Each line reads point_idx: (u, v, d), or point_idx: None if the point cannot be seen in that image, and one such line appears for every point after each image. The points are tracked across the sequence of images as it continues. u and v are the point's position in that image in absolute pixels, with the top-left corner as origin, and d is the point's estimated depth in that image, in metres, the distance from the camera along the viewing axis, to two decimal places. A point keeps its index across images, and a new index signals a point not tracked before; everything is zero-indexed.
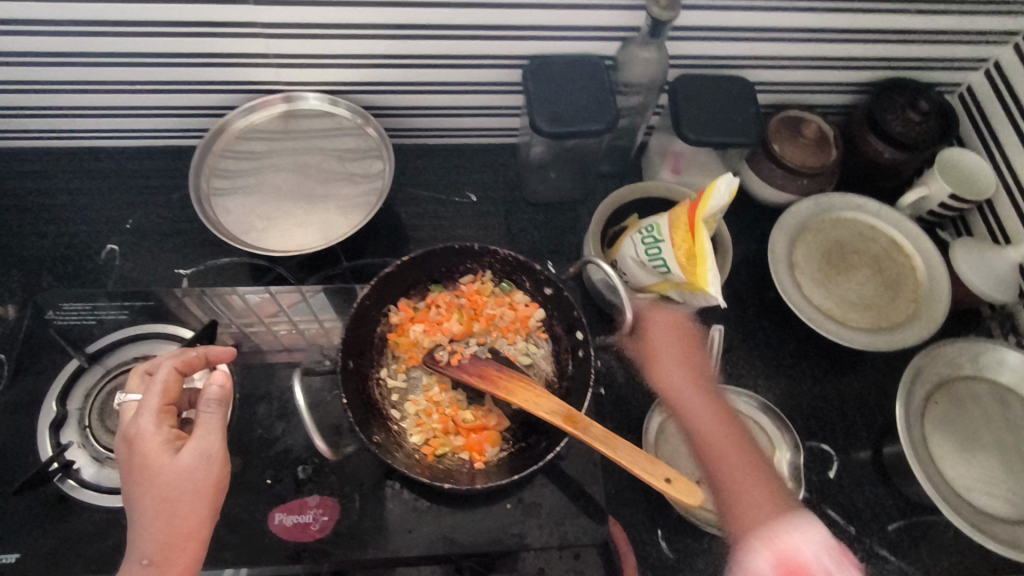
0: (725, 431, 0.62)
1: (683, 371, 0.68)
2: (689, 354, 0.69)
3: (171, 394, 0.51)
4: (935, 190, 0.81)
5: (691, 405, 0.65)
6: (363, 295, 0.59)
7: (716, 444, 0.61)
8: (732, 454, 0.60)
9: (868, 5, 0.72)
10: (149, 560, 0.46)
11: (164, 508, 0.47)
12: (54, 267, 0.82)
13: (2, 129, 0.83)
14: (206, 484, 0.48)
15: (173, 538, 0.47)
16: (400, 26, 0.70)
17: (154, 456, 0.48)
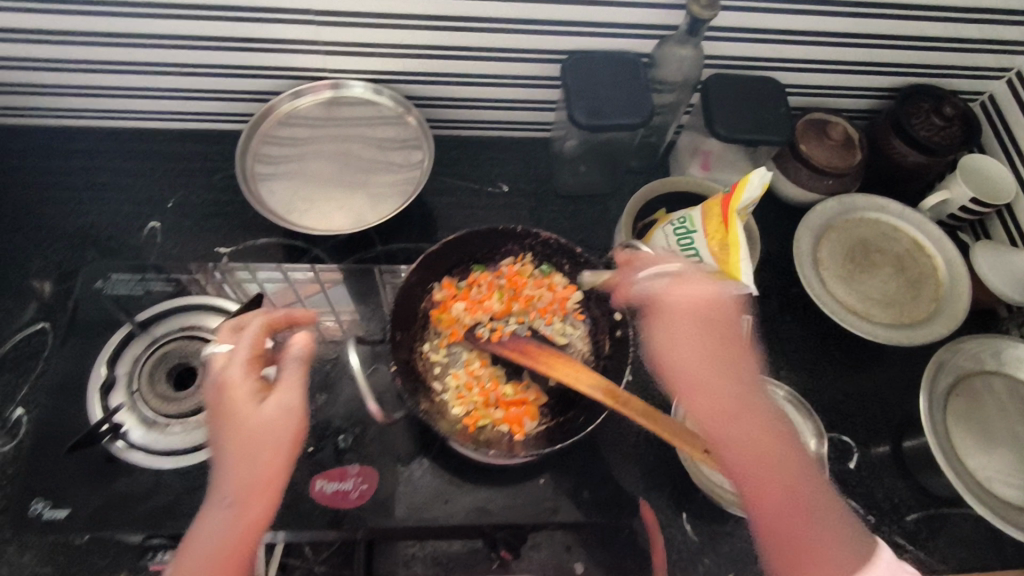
0: (764, 434, 0.49)
1: (725, 351, 0.53)
2: (702, 335, 0.54)
3: (259, 348, 0.54)
4: (956, 193, 0.83)
5: (706, 395, 0.52)
6: (408, 272, 0.63)
7: (755, 458, 0.48)
8: (782, 476, 0.47)
9: (899, 12, 0.74)
10: (230, 501, 0.46)
11: (247, 451, 0.48)
12: (97, 241, 0.84)
13: (53, 107, 0.86)
14: (288, 434, 0.49)
15: (252, 482, 0.47)
16: (447, 18, 0.73)
17: (243, 402, 0.50)
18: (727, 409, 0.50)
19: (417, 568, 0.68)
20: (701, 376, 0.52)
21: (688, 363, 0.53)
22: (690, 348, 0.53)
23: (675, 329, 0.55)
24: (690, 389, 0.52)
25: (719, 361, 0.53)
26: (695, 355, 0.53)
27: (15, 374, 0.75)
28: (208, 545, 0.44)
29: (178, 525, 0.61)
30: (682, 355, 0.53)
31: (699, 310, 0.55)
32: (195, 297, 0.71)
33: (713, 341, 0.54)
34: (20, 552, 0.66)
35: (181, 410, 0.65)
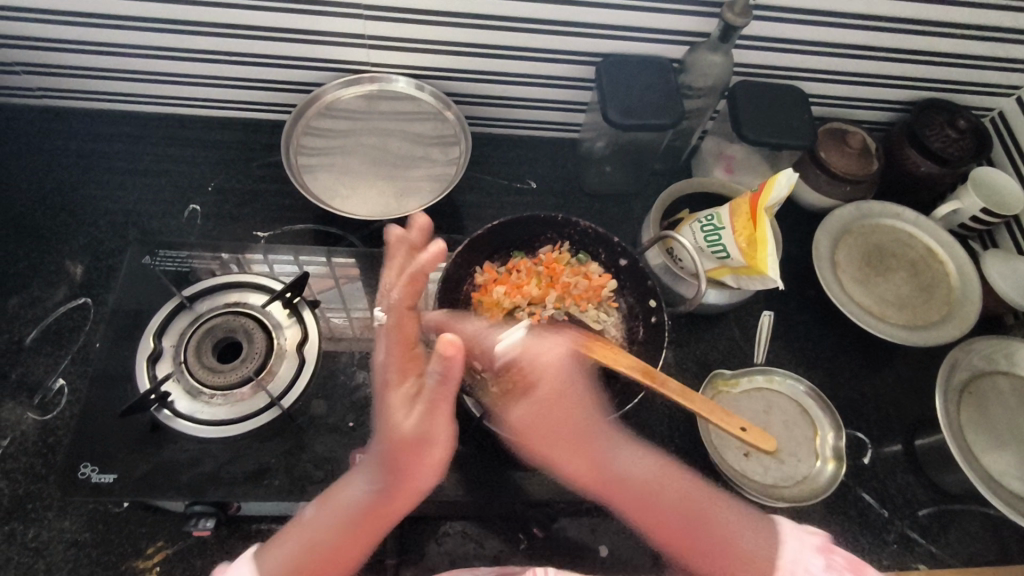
0: (645, 473, 0.53)
1: (589, 406, 0.56)
2: (558, 392, 0.55)
3: (405, 333, 0.55)
4: (967, 204, 0.87)
5: (594, 452, 0.53)
6: (455, 255, 0.67)
7: (644, 496, 0.52)
8: (670, 498, 0.52)
9: (918, 28, 0.78)
10: (377, 489, 0.50)
11: (396, 456, 0.48)
12: (140, 221, 0.86)
13: (102, 90, 0.89)
14: (435, 454, 0.49)
15: (396, 482, 0.49)
16: (491, 17, 0.76)
17: (392, 407, 0.49)
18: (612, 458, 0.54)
19: (449, 544, 0.71)
20: (588, 430, 0.54)
21: (578, 420, 0.54)
22: (578, 401, 0.55)
23: (549, 387, 0.55)
24: (585, 447, 0.53)
25: (595, 412, 0.56)
26: (572, 415, 0.54)
27: (58, 348, 0.77)
28: (341, 517, 0.50)
29: (220, 492, 0.63)
30: (570, 414, 0.54)
31: (563, 365, 0.57)
32: (236, 275, 0.74)
33: (584, 396, 0.56)
34: (61, 517, 0.68)
35: (226, 382, 0.66)
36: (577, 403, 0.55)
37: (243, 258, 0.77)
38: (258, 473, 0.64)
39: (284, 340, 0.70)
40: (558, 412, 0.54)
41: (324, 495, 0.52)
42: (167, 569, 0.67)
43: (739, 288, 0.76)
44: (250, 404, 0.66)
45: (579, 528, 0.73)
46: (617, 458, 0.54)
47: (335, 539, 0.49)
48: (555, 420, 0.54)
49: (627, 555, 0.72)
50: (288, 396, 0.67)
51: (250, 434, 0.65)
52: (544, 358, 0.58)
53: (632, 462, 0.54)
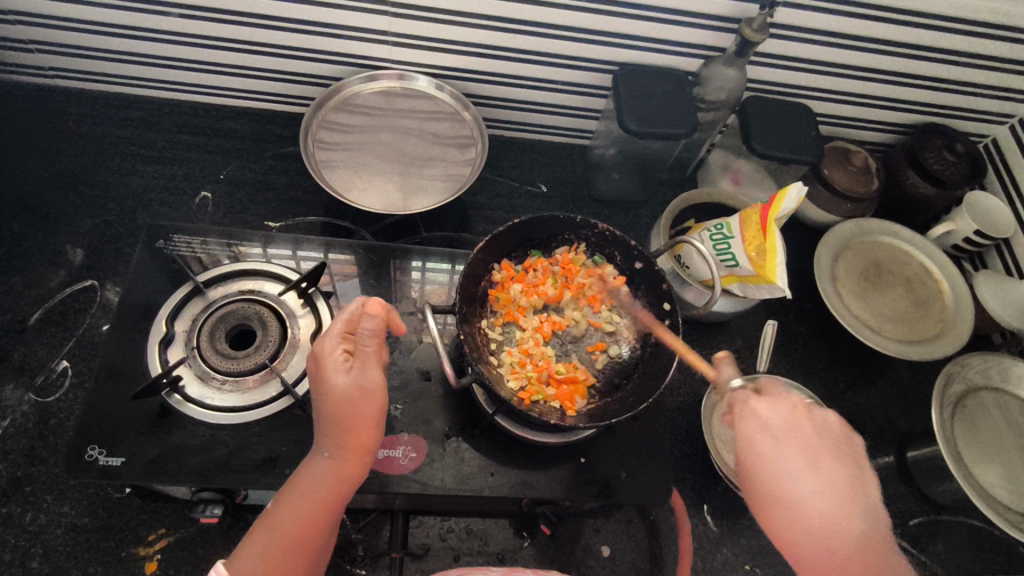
0: (865, 549, 0.50)
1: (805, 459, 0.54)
2: (778, 430, 0.55)
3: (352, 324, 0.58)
4: (961, 225, 0.90)
5: (794, 514, 0.52)
6: (476, 251, 0.67)
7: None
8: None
9: (924, 55, 0.81)
10: (329, 454, 0.54)
11: (341, 417, 0.54)
12: (151, 206, 0.87)
13: (119, 74, 0.89)
14: (374, 407, 0.56)
15: (346, 439, 0.54)
16: (514, 21, 0.77)
17: (328, 374, 0.55)
18: (831, 531, 0.50)
19: (452, 540, 0.71)
20: (802, 498, 0.52)
21: (791, 490, 0.53)
22: (793, 469, 0.53)
23: (760, 425, 0.55)
24: (786, 506, 0.52)
25: (824, 480, 0.53)
26: (778, 476, 0.53)
27: (63, 330, 0.77)
28: (311, 494, 0.53)
29: (229, 480, 0.61)
30: (784, 481, 0.53)
31: (781, 415, 0.55)
32: (234, 263, 0.73)
33: (815, 463, 0.53)
34: (60, 501, 0.67)
35: (240, 368, 0.66)
36: (786, 448, 0.54)
37: (237, 253, 0.75)
38: (269, 461, 0.63)
39: (298, 331, 0.70)
40: (772, 478, 0.54)
41: (288, 483, 0.54)
42: (168, 556, 0.66)
43: (746, 296, 0.78)
44: (262, 391, 0.66)
45: (581, 529, 0.74)
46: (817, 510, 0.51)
47: (306, 518, 0.52)
48: (764, 475, 0.54)
49: (627, 555, 0.73)
50: (301, 384, 0.67)
51: (262, 422, 0.65)
52: (771, 419, 0.55)
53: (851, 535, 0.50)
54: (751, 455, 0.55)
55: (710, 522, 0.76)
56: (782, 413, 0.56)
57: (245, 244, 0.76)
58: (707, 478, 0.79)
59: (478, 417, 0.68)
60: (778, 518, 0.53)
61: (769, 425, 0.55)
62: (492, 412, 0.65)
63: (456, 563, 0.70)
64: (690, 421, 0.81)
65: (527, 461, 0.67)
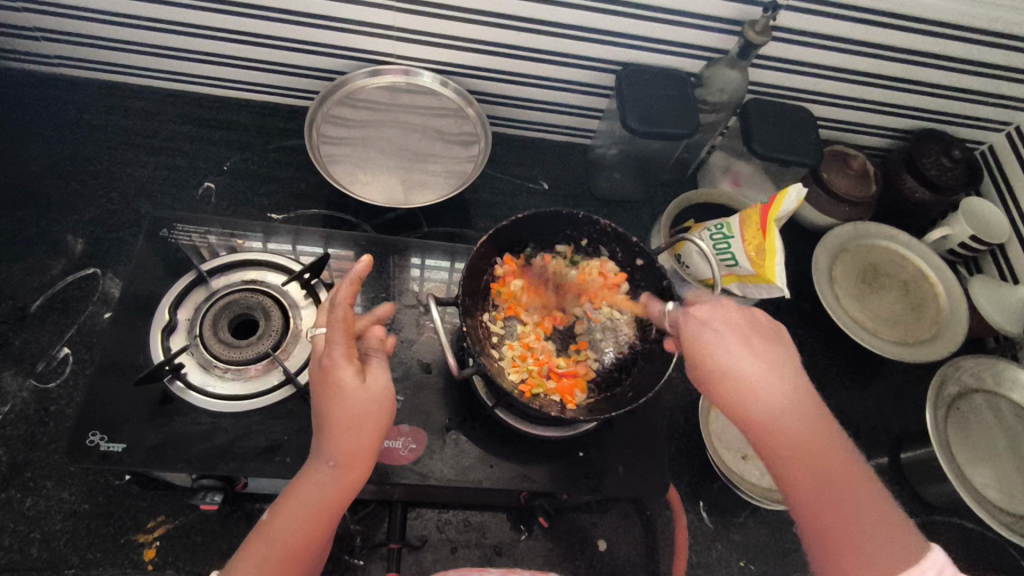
0: (809, 425, 0.49)
1: (747, 347, 0.52)
2: (721, 323, 0.54)
3: (352, 328, 0.57)
4: (957, 230, 0.91)
5: (744, 397, 0.50)
6: (480, 244, 0.67)
7: (801, 463, 0.48)
8: (810, 452, 0.48)
9: (923, 60, 0.82)
10: (334, 462, 0.53)
11: (352, 424, 0.53)
12: (153, 196, 0.87)
13: (126, 64, 0.89)
14: (384, 414, 0.55)
15: (355, 450, 0.53)
16: (520, 19, 0.78)
17: (348, 381, 0.54)
18: (776, 411, 0.49)
19: (450, 532, 0.72)
20: (751, 382, 0.51)
21: (733, 371, 0.51)
22: (734, 352, 0.52)
23: (701, 321, 0.54)
24: (736, 392, 0.51)
25: (765, 363, 0.52)
26: (726, 365, 0.52)
27: (64, 318, 0.77)
28: (314, 505, 0.52)
29: (230, 468, 0.62)
30: (731, 368, 0.51)
31: (720, 309, 0.55)
32: (234, 255, 0.74)
33: (753, 347, 0.52)
34: (59, 487, 0.67)
35: (242, 357, 0.67)
36: (727, 338, 0.53)
37: (237, 245, 0.75)
38: (270, 450, 0.63)
39: (301, 321, 0.71)
40: (715, 364, 0.52)
41: (286, 490, 0.53)
42: (168, 543, 0.67)
43: (745, 296, 0.79)
44: (264, 380, 0.67)
45: (577, 523, 0.75)
46: (764, 396, 0.50)
47: (307, 526, 0.51)
48: (712, 368, 0.52)
49: (622, 549, 0.74)
50: (303, 373, 0.67)
51: (264, 411, 0.65)
52: (712, 318, 0.54)
53: (799, 414, 0.49)
54: (694, 350, 0.54)
55: (706, 517, 0.77)
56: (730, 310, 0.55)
57: (245, 235, 0.76)
58: (703, 474, 0.79)
59: (478, 410, 0.69)
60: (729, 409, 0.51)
61: (708, 321, 0.54)
62: (492, 405, 0.65)
63: (454, 555, 0.71)
64: (686, 419, 0.82)
65: (527, 455, 0.67)
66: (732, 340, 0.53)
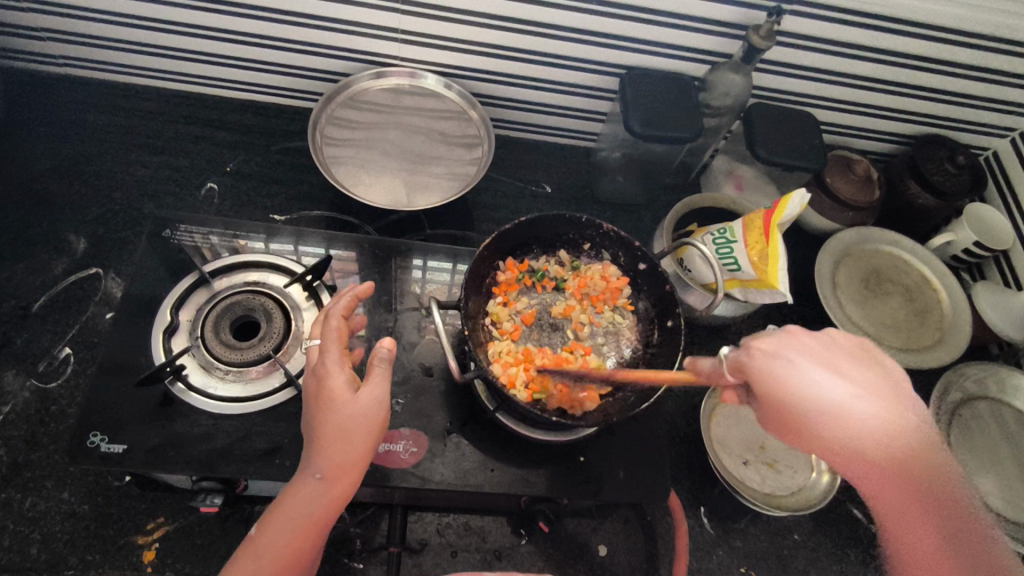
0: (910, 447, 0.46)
1: (831, 371, 0.49)
2: (793, 354, 0.50)
3: (344, 338, 0.59)
4: (961, 236, 0.91)
5: (842, 431, 0.47)
6: (483, 247, 0.67)
7: (908, 491, 0.46)
8: (914, 472, 0.46)
9: (928, 66, 0.82)
10: (322, 475, 0.53)
11: (341, 436, 0.53)
12: (156, 196, 0.87)
13: (130, 65, 0.89)
14: (374, 426, 0.55)
15: (343, 462, 0.53)
16: (524, 22, 0.78)
17: (339, 392, 0.55)
18: (879, 438, 0.46)
19: (450, 536, 0.72)
20: (849, 415, 0.47)
21: (833, 407, 0.47)
22: (823, 384, 0.48)
23: (767, 355, 0.51)
24: (832, 427, 0.47)
25: (857, 386, 0.49)
26: (815, 399, 0.48)
27: (66, 318, 0.77)
28: (301, 518, 0.51)
29: (230, 469, 0.61)
30: (820, 399, 0.48)
31: (785, 340, 0.51)
32: (236, 256, 0.74)
33: (840, 370, 0.49)
34: (60, 488, 0.67)
35: (244, 359, 0.67)
36: (808, 366, 0.49)
37: (240, 246, 0.75)
38: (270, 452, 0.63)
39: (303, 323, 0.71)
40: (803, 400, 0.48)
41: (275, 503, 0.53)
42: (167, 545, 0.66)
43: (747, 300, 0.78)
44: (265, 382, 0.67)
45: (576, 528, 0.74)
46: (861, 420, 0.47)
47: (294, 540, 0.51)
48: (797, 404, 0.48)
49: (622, 554, 0.74)
50: (305, 375, 0.67)
51: (265, 413, 0.65)
52: (779, 350, 0.51)
53: (903, 434, 0.46)
54: (767, 388, 0.50)
55: (706, 523, 0.77)
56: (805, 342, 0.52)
57: (248, 237, 0.76)
58: (704, 479, 0.79)
59: (479, 414, 0.69)
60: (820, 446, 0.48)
61: (774, 353, 0.51)
62: (492, 409, 0.65)
63: (454, 558, 0.71)
64: (688, 424, 0.82)
65: (527, 458, 0.67)
66: (816, 366, 0.49)
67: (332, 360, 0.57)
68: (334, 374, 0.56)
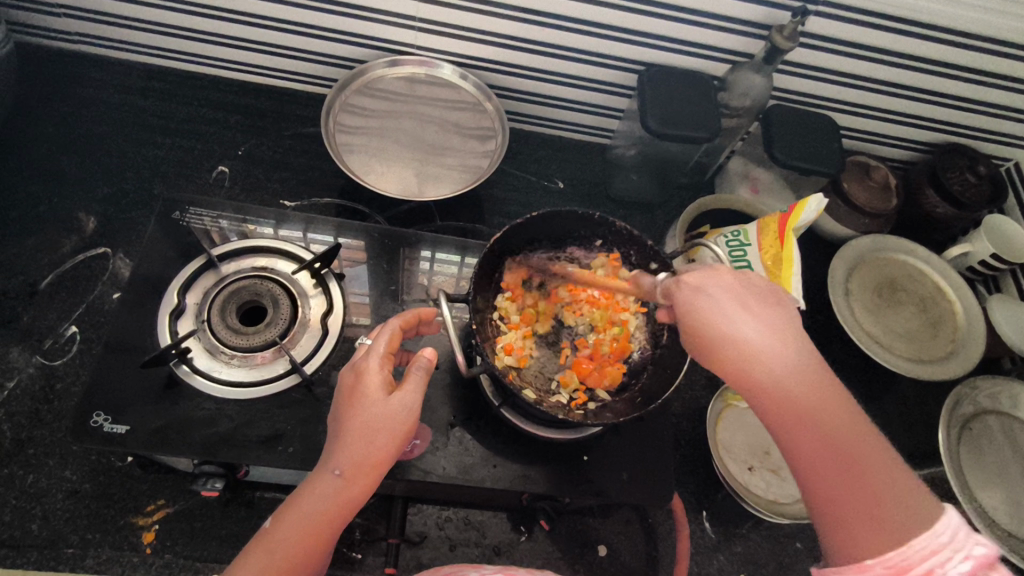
0: (811, 389, 0.46)
1: (743, 307, 0.51)
2: (716, 285, 0.53)
3: (395, 342, 0.60)
4: (978, 248, 0.90)
5: (737, 358, 0.49)
6: (494, 241, 0.66)
7: (806, 427, 0.44)
8: (808, 401, 0.45)
9: (952, 72, 0.80)
10: (341, 472, 0.52)
11: (366, 435, 0.53)
12: (166, 177, 0.87)
13: (146, 44, 0.89)
14: (398, 431, 0.54)
15: (363, 461, 0.52)
16: (541, 14, 0.77)
17: (372, 390, 0.55)
18: (768, 367, 0.47)
19: (450, 530, 0.71)
20: (753, 352, 0.48)
21: (744, 347, 0.49)
22: (732, 319, 0.50)
23: (690, 291, 0.54)
24: (732, 356, 0.49)
25: (763, 322, 0.50)
26: (720, 328, 0.50)
27: (73, 296, 0.77)
28: (314, 514, 0.51)
29: (232, 455, 0.61)
30: (721, 328, 0.50)
31: (712, 274, 0.54)
32: (245, 240, 0.73)
33: (753, 307, 0.51)
34: (62, 466, 0.67)
35: (250, 345, 0.67)
36: (724, 297, 0.52)
37: (248, 231, 0.75)
38: (272, 439, 0.62)
39: (309, 311, 0.70)
40: (715, 338, 0.50)
41: (292, 496, 0.52)
42: (167, 528, 0.66)
43: None
44: (270, 368, 0.66)
45: (577, 527, 0.74)
46: (764, 356, 0.48)
47: (305, 536, 0.50)
48: (707, 329, 0.51)
49: (622, 556, 0.73)
50: (310, 364, 0.67)
51: (269, 399, 0.64)
52: (710, 285, 0.53)
53: (800, 369, 0.47)
54: (691, 318, 0.53)
55: (708, 528, 0.76)
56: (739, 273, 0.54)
57: (256, 221, 0.76)
58: (707, 484, 0.78)
59: (484, 409, 0.68)
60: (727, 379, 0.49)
61: (702, 287, 0.53)
62: (498, 403, 0.64)
63: (452, 552, 0.70)
64: (693, 428, 0.81)
65: (530, 456, 0.67)
66: (738, 300, 0.51)
67: (374, 360, 0.57)
68: (373, 375, 0.56)
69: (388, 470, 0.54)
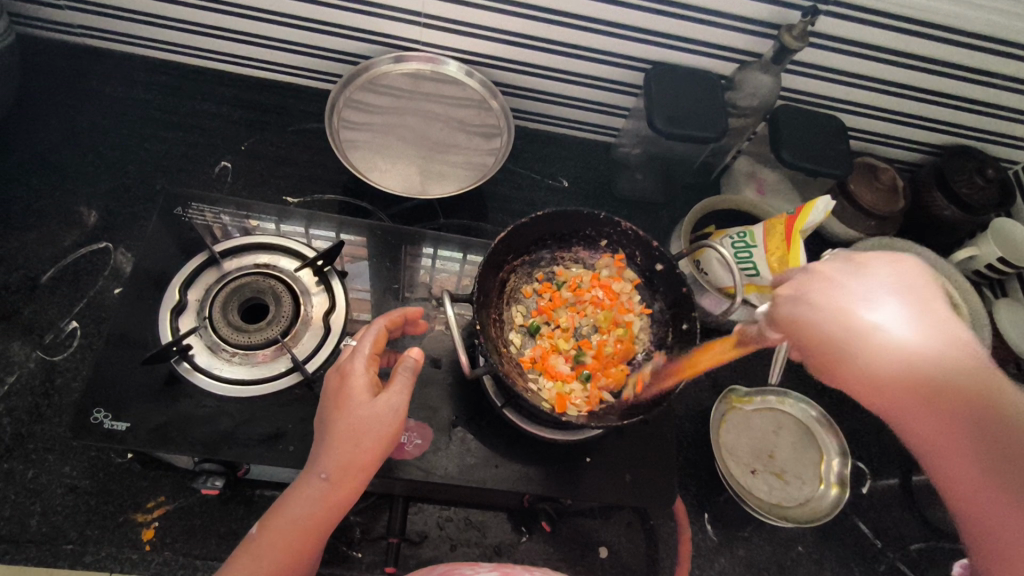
0: (937, 371, 0.47)
1: (865, 300, 0.52)
2: (818, 287, 0.55)
3: (379, 343, 0.60)
4: (985, 252, 0.89)
5: (861, 354, 0.51)
6: (499, 239, 0.65)
7: (956, 418, 0.46)
8: (945, 388, 0.47)
9: (962, 74, 0.79)
10: (327, 475, 0.52)
11: (352, 438, 0.53)
12: (168, 171, 0.86)
13: (149, 37, 0.88)
14: (386, 432, 0.54)
15: (350, 463, 0.52)
16: (548, 11, 0.76)
17: (357, 392, 0.55)
18: (900, 357, 0.49)
19: (450, 529, 0.71)
20: (869, 340, 0.50)
21: (868, 339, 0.50)
22: (850, 314, 0.52)
23: (804, 294, 0.56)
24: (855, 353, 0.51)
25: (892, 312, 0.51)
26: (830, 327, 0.52)
27: (75, 290, 0.76)
28: (302, 518, 0.51)
29: (232, 453, 0.61)
30: (834, 325, 0.52)
31: (814, 276, 0.56)
32: (248, 236, 0.73)
33: (873, 297, 0.52)
34: (62, 462, 0.67)
35: (251, 342, 0.66)
36: (838, 294, 0.53)
37: (250, 226, 0.75)
38: (273, 437, 0.62)
39: (311, 308, 0.70)
40: (834, 337, 0.52)
41: (278, 500, 0.52)
42: (167, 525, 0.66)
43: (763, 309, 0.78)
44: (272, 366, 0.66)
45: (578, 529, 0.74)
46: (885, 345, 0.50)
47: (293, 539, 0.50)
48: (825, 330, 0.53)
49: (622, 557, 0.73)
50: (311, 362, 0.66)
51: (270, 397, 0.64)
52: (811, 288, 0.56)
53: (929, 353, 0.48)
54: (811, 322, 0.55)
55: (709, 531, 0.76)
56: (841, 268, 0.55)
57: (260, 217, 0.75)
58: (709, 486, 0.78)
59: (486, 409, 0.68)
60: (855, 379, 0.52)
61: (800, 292, 0.57)
62: (501, 404, 0.64)
63: (452, 552, 0.70)
64: (695, 430, 0.81)
65: (531, 456, 0.66)
66: (852, 294, 0.53)
67: (359, 363, 0.57)
68: (357, 378, 0.56)
69: (376, 470, 0.54)
